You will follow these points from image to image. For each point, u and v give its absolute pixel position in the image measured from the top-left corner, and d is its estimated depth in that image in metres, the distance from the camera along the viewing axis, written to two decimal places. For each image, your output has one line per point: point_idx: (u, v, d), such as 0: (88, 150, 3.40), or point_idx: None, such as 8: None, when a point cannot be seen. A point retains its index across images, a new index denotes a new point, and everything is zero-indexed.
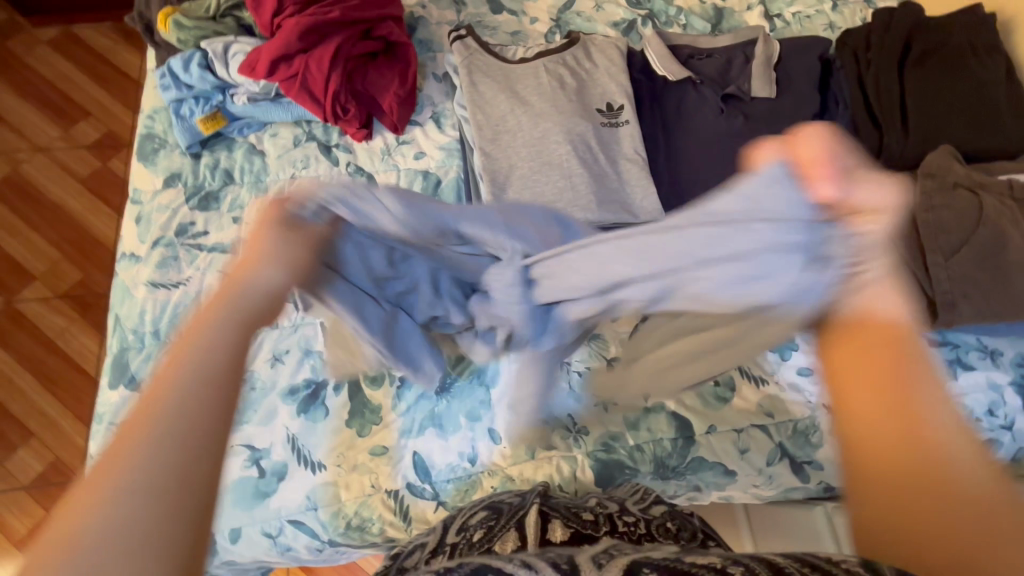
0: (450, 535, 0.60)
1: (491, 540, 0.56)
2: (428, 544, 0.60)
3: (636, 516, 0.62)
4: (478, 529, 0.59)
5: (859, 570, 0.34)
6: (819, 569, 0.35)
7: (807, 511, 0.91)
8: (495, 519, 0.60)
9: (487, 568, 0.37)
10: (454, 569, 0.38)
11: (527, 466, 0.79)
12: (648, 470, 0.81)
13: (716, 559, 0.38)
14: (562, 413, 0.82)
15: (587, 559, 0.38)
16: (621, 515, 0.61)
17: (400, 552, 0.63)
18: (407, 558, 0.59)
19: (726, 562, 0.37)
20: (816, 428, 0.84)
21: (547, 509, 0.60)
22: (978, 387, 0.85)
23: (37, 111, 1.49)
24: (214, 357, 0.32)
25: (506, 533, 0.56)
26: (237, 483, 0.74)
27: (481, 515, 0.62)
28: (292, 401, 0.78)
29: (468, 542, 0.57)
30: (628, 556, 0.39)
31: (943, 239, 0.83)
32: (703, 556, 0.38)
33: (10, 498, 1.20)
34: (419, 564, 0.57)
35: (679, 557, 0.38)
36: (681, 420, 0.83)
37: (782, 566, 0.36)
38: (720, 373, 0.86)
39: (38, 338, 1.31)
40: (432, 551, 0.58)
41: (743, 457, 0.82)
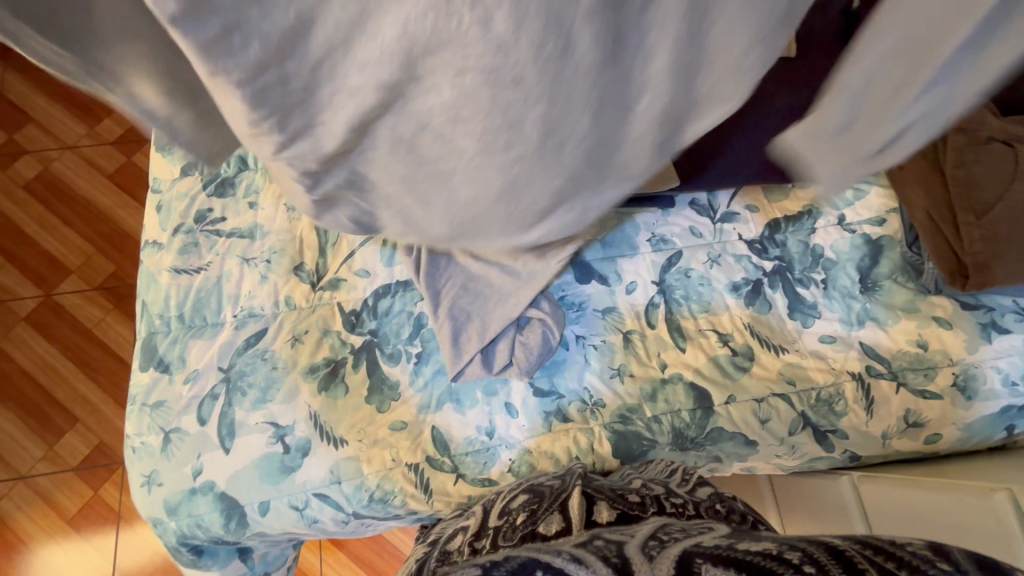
0: (492, 519, 0.62)
1: (536, 523, 0.58)
2: (469, 526, 0.64)
3: (684, 498, 0.61)
4: (520, 513, 0.61)
5: (929, 555, 0.34)
6: (883, 552, 0.35)
7: (833, 481, 0.89)
8: (537, 503, 0.62)
9: (535, 564, 0.38)
10: (503, 562, 0.40)
11: (545, 439, 0.80)
12: (666, 442, 0.81)
13: (772, 546, 0.39)
14: (579, 386, 0.82)
15: (638, 552, 0.40)
16: (669, 497, 0.60)
17: (438, 539, 0.67)
18: (448, 542, 0.64)
19: (782, 548, 0.38)
20: (841, 396, 0.82)
21: (592, 491, 0.60)
22: (1013, 351, 0.81)
23: (66, 111, 1.53)
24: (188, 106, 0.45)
25: (550, 515, 0.58)
26: (263, 459, 0.77)
27: (521, 499, 0.63)
28: (313, 379, 0.80)
29: (511, 525, 0.60)
30: (679, 547, 0.40)
31: (973, 197, 0.80)
32: (756, 543, 0.40)
33: (61, 478, 1.28)
34: (464, 547, 0.60)
35: (733, 547, 0.39)
36: (699, 390, 0.82)
37: (844, 549, 0.37)
38: (739, 343, 0.85)
39: (78, 329, 1.37)
40: (475, 533, 0.61)
41: (764, 427, 0.81)
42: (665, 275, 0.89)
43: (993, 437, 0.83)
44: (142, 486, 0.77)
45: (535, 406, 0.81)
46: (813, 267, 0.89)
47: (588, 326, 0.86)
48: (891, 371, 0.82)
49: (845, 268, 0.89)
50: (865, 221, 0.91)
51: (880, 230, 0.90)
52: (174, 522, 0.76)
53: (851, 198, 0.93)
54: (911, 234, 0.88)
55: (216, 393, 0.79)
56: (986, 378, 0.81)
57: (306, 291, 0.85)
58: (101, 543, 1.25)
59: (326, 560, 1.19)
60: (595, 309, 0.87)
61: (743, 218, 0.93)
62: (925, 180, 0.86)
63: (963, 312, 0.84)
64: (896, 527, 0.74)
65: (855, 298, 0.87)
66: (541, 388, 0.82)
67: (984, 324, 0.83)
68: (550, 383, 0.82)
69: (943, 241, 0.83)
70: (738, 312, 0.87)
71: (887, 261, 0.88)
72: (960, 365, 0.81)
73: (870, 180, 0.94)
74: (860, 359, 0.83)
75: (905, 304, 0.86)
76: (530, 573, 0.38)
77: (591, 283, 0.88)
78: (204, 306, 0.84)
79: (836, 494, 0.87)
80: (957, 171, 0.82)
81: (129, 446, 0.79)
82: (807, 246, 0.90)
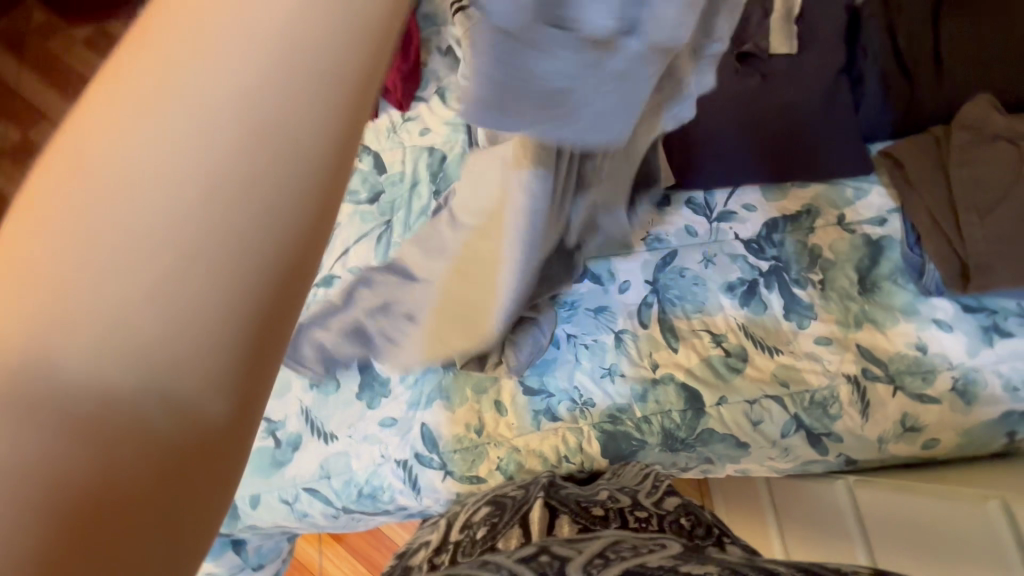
0: (455, 533, 0.64)
1: (495, 537, 0.58)
2: (433, 541, 0.65)
3: (649, 512, 0.60)
4: (481, 527, 0.62)
5: None
6: None
7: (829, 485, 0.88)
8: (497, 517, 0.63)
9: None
10: None
11: (533, 438, 0.80)
12: (656, 443, 0.80)
13: (712, 569, 0.38)
14: (569, 385, 0.82)
15: (577, 571, 0.40)
16: (633, 510, 0.60)
17: (405, 551, 0.68)
18: (412, 557, 0.64)
19: (722, 572, 0.37)
20: (835, 399, 0.80)
21: (555, 504, 0.60)
22: (1017, 355, 0.79)
23: (64, 98, 1.50)
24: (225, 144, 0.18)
25: (510, 530, 0.57)
26: (255, 453, 0.78)
27: (484, 512, 0.65)
28: (304, 375, 0.80)
29: (471, 540, 0.60)
30: (620, 566, 0.40)
31: (976, 196, 0.81)
32: (699, 567, 0.39)
33: None
34: (422, 561, 0.61)
35: (673, 568, 0.39)
36: (690, 391, 0.81)
37: None
38: (732, 344, 0.84)
39: None
40: (436, 549, 0.62)
41: (756, 428, 0.81)
42: (659, 275, 0.88)
43: (994, 444, 0.81)
44: None
45: (525, 404, 0.81)
46: (810, 268, 0.87)
47: (580, 325, 0.85)
48: (888, 375, 0.80)
49: (843, 269, 0.87)
50: (865, 221, 0.90)
51: (881, 230, 0.88)
52: None
53: (851, 198, 0.91)
54: (912, 235, 0.85)
55: None
56: (988, 383, 0.79)
57: None
58: None
59: (326, 553, 1.21)
60: (588, 308, 0.86)
61: (739, 217, 0.92)
62: (930, 181, 0.85)
63: (965, 314, 0.82)
64: (896, 549, 0.71)
65: (852, 299, 0.85)
66: (531, 386, 0.82)
67: (986, 327, 0.81)
68: (540, 381, 0.82)
69: (946, 242, 0.81)
70: (732, 312, 0.86)
71: (886, 263, 0.86)
72: (960, 369, 0.80)
73: (871, 179, 0.92)
74: (857, 362, 0.81)
75: (903, 306, 0.84)
76: None
77: (583, 282, 0.88)
78: None
79: (832, 499, 0.86)
80: (959, 172, 0.83)
81: None
82: (804, 246, 0.89)
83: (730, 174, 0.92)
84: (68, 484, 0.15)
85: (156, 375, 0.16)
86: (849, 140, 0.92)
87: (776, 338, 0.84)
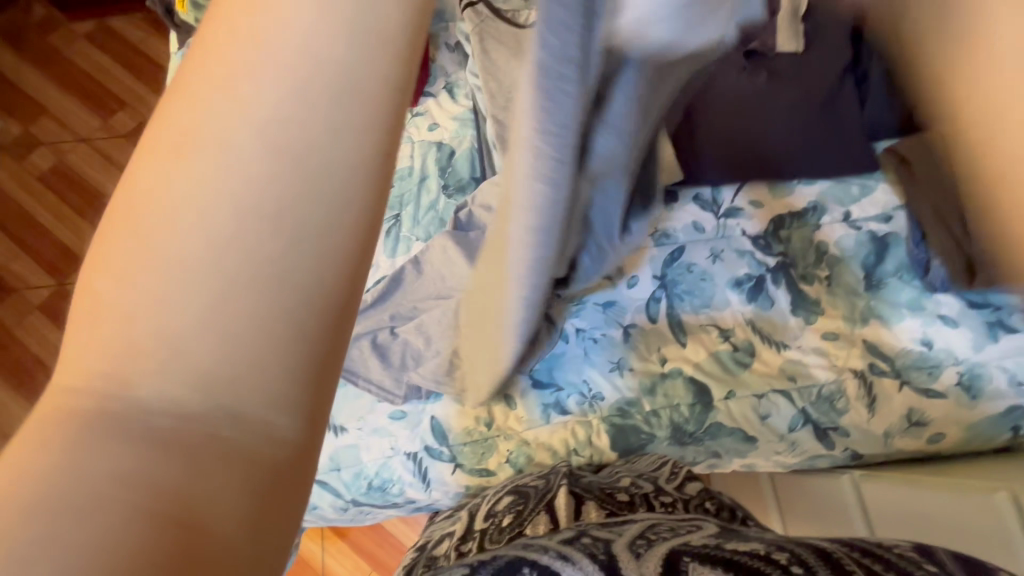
0: (479, 522, 0.63)
1: (523, 523, 0.58)
2: (456, 532, 0.65)
3: (673, 496, 0.60)
4: (507, 514, 0.62)
5: (915, 557, 0.36)
6: (872, 555, 0.36)
7: (834, 480, 0.88)
8: (522, 504, 0.63)
9: (522, 562, 0.39)
10: (489, 563, 0.40)
11: (543, 431, 0.80)
12: (665, 436, 0.81)
13: (759, 547, 0.39)
14: (578, 378, 0.82)
15: (624, 550, 0.41)
16: (658, 495, 0.60)
17: (426, 544, 0.67)
18: (436, 548, 0.64)
19: (769, 549, 0.38)
20: (842, 393, 0.81)
21: (580, 491, 0.61)
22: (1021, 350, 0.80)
23: (68, 95, 1.50)
24: (263, 193, 0.22)
25: (537, 516, 0.58)
26: None
27: (507, 501, 0.65)
28: None
29: (497, 527, 0.60)
30: (666, 545, 0.41)
31: None
32: (744, 544, 0.40)
33: None
34: (449, 550, 0.61)
35: (718, 546, 0.39)
36: (698, 385, 0.82)
37: (832, 552, 0.37)
38: (739, 338, 0.84)
39: None
40: (461, 537, 0.62)
41: (764, 422, 0.81)
42: (667, 270, 0.89)
43: (999, 439, 0.81)
44: None
45: (534, 398, 0.81)
46: (817, 264, 0.88)
47: (588, 319, 0.86)
48: (894, 369, 0.81)
49: (849, 266, 0.88)
50: (871, 217, 0.91)
51: (886, 227, 0.89)
52: None
53: (857, 194, 0.92)
54: (918, 232, 0.85)
55: None
56: (992, 378, 0.80)
57: None
58: None
59: (329, 550, 1.20)
60: (597, 302, 0.87)
61: (746, 214, 0.93)
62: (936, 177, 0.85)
63: (969, 311, 0.82)
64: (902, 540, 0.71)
65: (858, 295, 0.86)
66: (540, 380, 0.82)
67: (991, 323, 0.81)
68: (550, 375, 0.82)
69: None
70: (739, 308, 0.86)
71: (891, 259, 0.87)
72: (964, 364, 0.80)
73: (877, 176, 0.93)
74: (863, 357, 0.82)
75: (908, 302, 0.85)
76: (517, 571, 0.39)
77: None
78: None
79: (838, 494, 0.86)
80: None
81: None
82: (811, 242, 0.90)
83: (738, 171, 0.93)
84: (160, 494, 0.19)
85: (217, 391, 0.20)
86: (855, 138, 0.93)
87: (787, 333, 0.84)
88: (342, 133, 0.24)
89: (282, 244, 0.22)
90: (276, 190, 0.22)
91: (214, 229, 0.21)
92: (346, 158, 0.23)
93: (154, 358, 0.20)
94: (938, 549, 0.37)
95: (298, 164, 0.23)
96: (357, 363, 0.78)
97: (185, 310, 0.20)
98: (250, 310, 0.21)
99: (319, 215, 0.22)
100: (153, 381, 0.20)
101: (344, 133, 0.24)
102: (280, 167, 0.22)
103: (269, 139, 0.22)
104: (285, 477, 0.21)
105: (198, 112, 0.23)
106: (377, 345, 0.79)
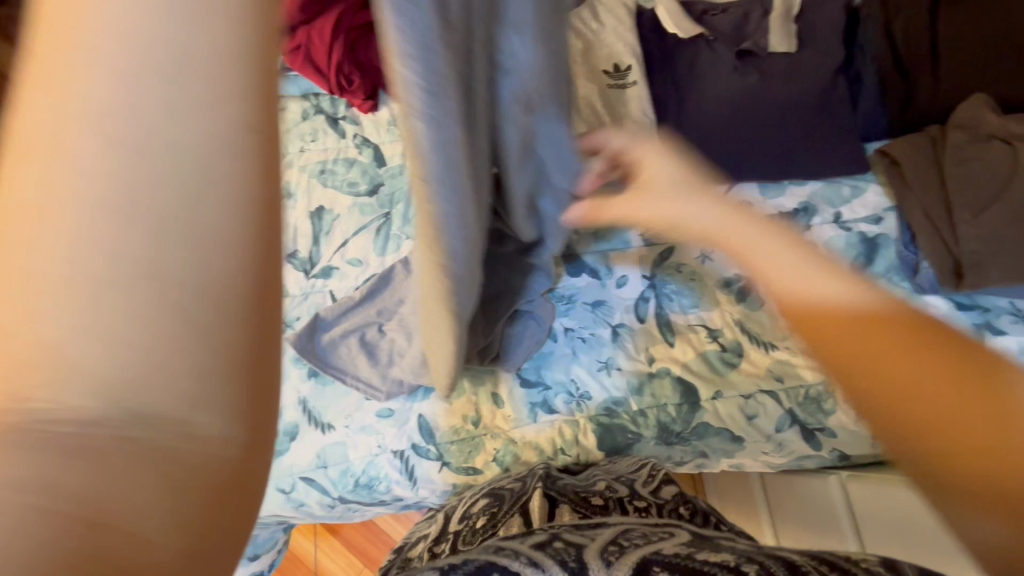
0: (454, 524, 0.64)
1: (496, 525, 0.58)
2: (430, 535, 0.64)
3: (648, 501, 0.61)
4: (480, 517, 0.62)
5: (879, 569, 0.37)
6: (834, 566, 0.37)
7: (821, 481, 0.89)
8: (497, 506, 0.63)
9: (492, 566, 0.40)
10: (460, 565, 0.41)
11: (530, 430, 0.80)
12: (651, 436, 0.81)
13: (729, 557, 0.39)
14: (566, 377, 0.82)
15: (595, 556, 0.41)
16: (631, 500, 0.60)
17: (404, 546, 0.67)
18: (412, 549, 0.63)
19: (739, 561, 0.38)
20: (830, 394, 0.81)
21: (554, 494, 0.61)
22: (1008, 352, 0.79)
23: None
24: (149, 184, 0.19)
25: (511, 517, 0.58)
26: None
27: (483, 503, 0.65)
28: (302, 365, 0.81)
29: (471, 529, 0.61)
30: (638, 551, 0.41)
31: (970, 195, 0.82)
32: (714, 554, 0.40)
33: None
34: (422, 552, 0.60)
35: (690, 556, 0.40)
36: (685, 384, 0.82)
37: (801, 564, 0.37)
38: (727, 339, 0.84)
39: None
40: (435, 539, 0.62)
41: (750, 423, 0.81)
42: (656, 270, 0.89)
43: None
44: None
45: (521, 396, 0.81)
46: None
47: (577, 319, 0.86)
48: None
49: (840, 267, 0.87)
50: (862, 218, 0.90)
51: (876, 228, 0.88)
52: None
53: (848, 196, 0.92)
54: (908, 234, 0.86)
55: None
56: None
57: (299, 279, 0.86)
58: None
59: (321, 546, 1.21)
60: (585, 301, 0.87)
61: None
62: (925, 180, 0.86)
63: (958, 312, 0.82)
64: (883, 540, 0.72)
65: None
66: (528, 378, 0.82)
67: (980, 325, 0.81)
68: (537, 373, 0.83)
69: (941, 242, 0.83)
70: (728, 308, 0.86)
71: (882, 260, 0.86)
72: None
73: (868, 177, 0.93)
74: None
75: None
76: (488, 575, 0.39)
77: (581, 276, 0.89)
78: None
79: (825, 494, 0.86)
80: (955, 169, 0.84)
81: None
82: (801, 242, 0.89)
83: (730, 170, 0.93)
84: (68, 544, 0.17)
85: (130, 401, 0.19)
86: (847, 138, 0.92)
87: (774, 333, 0.85)
88: (215, 107, 0.20)
89: (187, 244, 0.20)
90: (164, 182, 0.19)
91: (91, 237, 0.18)
92: (233, 129, 0.20)
93: (41, 372, 0.18)
94: (900, 559, 0.37)
95: (183, 147, 0.20)
96: (346, 362, 0.79)
97: (80, 327, 0.18)
98: (157, 310, 0.19)
99: (223, 204, 0.20)
100: (56, 400, 0.18)
101: (221, 102, 0.20)
102: (163, 155, 0.19)
103: (143, 123, 0.19)
104: (239, 476, 0.21)
105: (36, 97, 0.19)
106: (366, 343, 0.79)
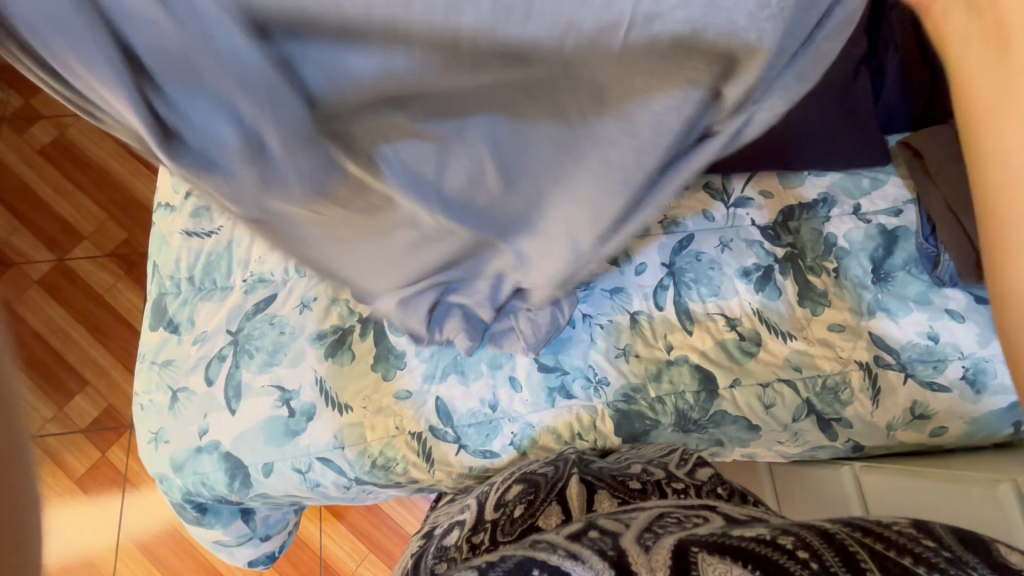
0: (490, 512, 0.62)
1: (535, 515, 0.58)
2: (466, 521, 0.63)
3: (685, 482, 0.61)
4: (518, 505, 0.61)
5: (914, 532, 0.37)
6: (870, 532, 0.37)
7: (835, 471, 0.89)
8: (533, 494, 0.62)
9: (532, 562, 0.39)
10: (498, 563, 0.40)
11: (548, 414, 0.80)
12: (669, 423, 0.81)
13: (765, 531, 0.40)
14: (583, 363, 0.82)
15: (633, 543, 0.41)
16: (670, 483, 0.61)
17: (433, 532, 0.67)
18: (446, 538, 0.62)
19: (775, 534, 0.39)
20: (847, 384, 0.81)
21: (592, 479, 0.62)
22: None
23: None
24: None
25: (548, 507, 0.59)
26: (268, 421, 0.77)
27: (517, 489, 0.64)
28: (319, 345, 0.81)
29: (509, 518, 0.59)
30: (673, 537, 0.41)
31: None
32: (750, 530, 0.41)
33: (68, 439, 1.25)
34: (460, 540, 0.59)
35: (726, 534, 0.40)
36: (704, 372, 0.82)
37: (835, 533, 0.38)
38: (746, 328, 0.84)
39: (86, 293, 1.32)
40: (473, 527, 0.61)
41: (768, 412, 0.81)
42: (676, 258, 0.88)
43: (997, 433, 0.82)
44: (149, 442, 0.79)
45: (538, 381, 0.81)
46: (826, 256, 0.88)
47: (595, 305, 0.85)
48: (900, 362, 0.82)
49: (859, 258, 0.87)
50: (882, 211, 0.90)
51: (896, 221, 0.89)
52: (178, 479, 0.78)
53: (868, 187, 0.92)
54: (928, 225, 0.85)
55: (223, 355, 0.80)
56: (997, 373, 0.80)
57: None
58: (106, 505, 1.21)
59: (327, 532, 1.21)
60: (603, 288, 0.86)
61: (756, 204, 0.92)
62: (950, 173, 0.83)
63: (978, 306, 0.83)
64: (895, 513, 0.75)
65: (866, 288, 0.86)
66: (546, 363, 0.82)
67: None
68: (555, 359, 0.82)
69: (962, 231, 0.80)
70: (747, 298, 0.86)
71: (901, 252, 0.87)
72: (971, 358, 0.81)
73: (889, 170, 0.93)
74: (869, 349, 0.82)
75: (918, 295, 0.85)
76: (527, 571, 0.38)
77: None
78: (214, 270, 0.86)
79: (838, 482, 0.87)
80: None
81: (137, 404, 0.80)
82: (820, 233, 0.90)
83: (752, 159, 0.92)
84: None
85: None
86: (870, 128, 0.92)
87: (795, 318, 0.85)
88: None
89: None
90: None
91: None
92: None
93: None
94: (935, 523, 0.37)
95: None
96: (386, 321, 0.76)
97: None
98: None
99: None
100: None
101: None
102: None
103: None
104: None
105: None
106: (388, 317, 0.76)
